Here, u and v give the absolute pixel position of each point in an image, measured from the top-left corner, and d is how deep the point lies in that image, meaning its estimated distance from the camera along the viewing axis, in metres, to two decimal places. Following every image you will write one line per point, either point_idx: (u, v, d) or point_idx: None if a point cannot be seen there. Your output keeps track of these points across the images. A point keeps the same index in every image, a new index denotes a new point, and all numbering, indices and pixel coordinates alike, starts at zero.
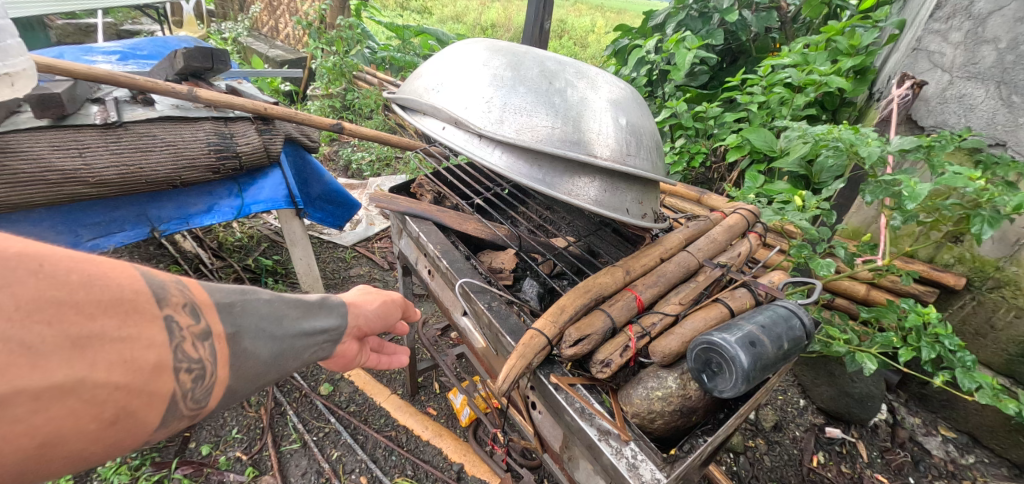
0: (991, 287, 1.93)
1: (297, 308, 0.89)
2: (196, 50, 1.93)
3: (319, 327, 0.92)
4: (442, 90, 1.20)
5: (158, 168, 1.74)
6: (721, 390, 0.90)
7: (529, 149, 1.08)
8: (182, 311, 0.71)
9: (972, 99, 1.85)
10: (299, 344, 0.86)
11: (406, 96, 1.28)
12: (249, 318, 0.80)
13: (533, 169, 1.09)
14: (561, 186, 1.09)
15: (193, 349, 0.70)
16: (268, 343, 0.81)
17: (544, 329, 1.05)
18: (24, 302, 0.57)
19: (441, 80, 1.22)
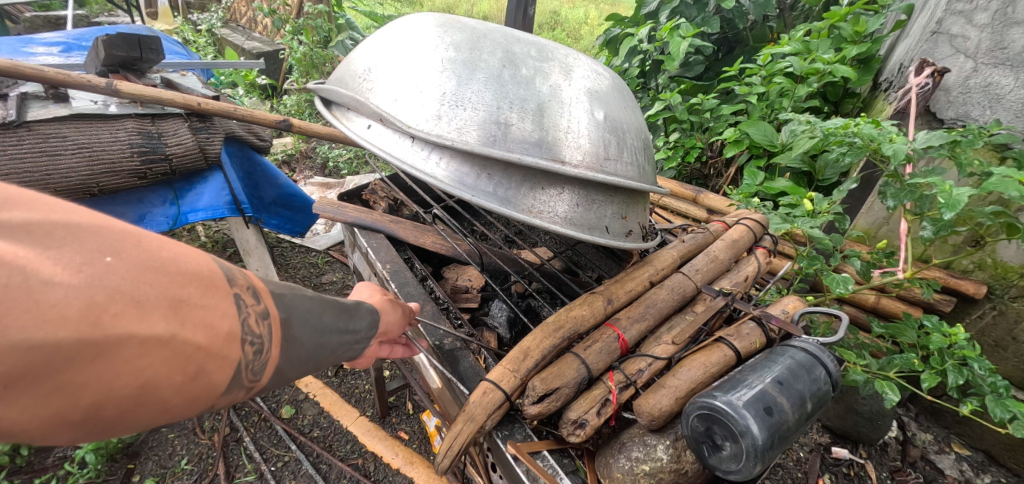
0: (1014, 296, 1.72)
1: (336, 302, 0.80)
2: (119, 37, 1.69)
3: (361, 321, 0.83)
4: (372, 80, 0.99)
5: (70, 174, 1.49)
6: (726, 470, 0.69)
7: (472, 154, 0.87)
8: (250, 289, 0.63)
9: (998, 89, 1.63)
10: (344, 334, 0.78)
11: (333, 86, 1.07)
12: (299, 307, 0.72)
13: (478, 179, 0.88)
14: (515, 200, 0.88)
15: (258, 325, 0.62)
16: (316, 331, 0.73)
17: (501, 380, 0.83)
18: (125, 263, 0.51)
19: (372, 68, 1.01)
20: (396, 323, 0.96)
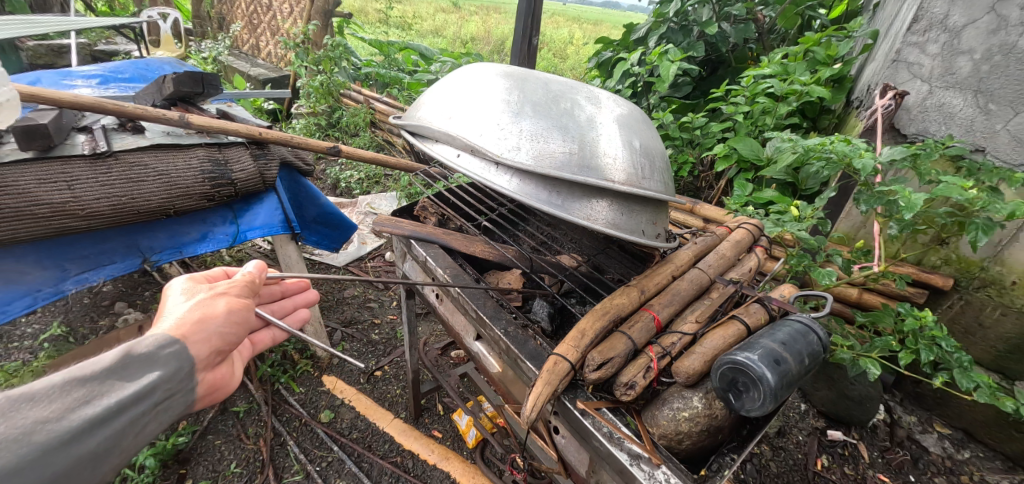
0: (977, 287, 1.98)
1: (79, 390, 0.77)
2: (185, 75, 1.89)
3: (139, 395, 0.82)
4: (456, 117, 1.21)
5: (150, 198, 1.68)
6: (747, 409, 0.91)
7: (549, 176, 1.09)
8: None
9: (951, 107, 1.90)
10: (118, 422, 0.79)
11: (416, 123, 1.29)
12: (25, 432, 0.70)
13: (552, 195, 1.11)
14: (582, 212, 1.11)
15: None
16: (79, 443, 0.74)
17: (566, 354, 1.05)
18: None
19: (454, 107, 1.23)
20: (230, 337, 1.00)
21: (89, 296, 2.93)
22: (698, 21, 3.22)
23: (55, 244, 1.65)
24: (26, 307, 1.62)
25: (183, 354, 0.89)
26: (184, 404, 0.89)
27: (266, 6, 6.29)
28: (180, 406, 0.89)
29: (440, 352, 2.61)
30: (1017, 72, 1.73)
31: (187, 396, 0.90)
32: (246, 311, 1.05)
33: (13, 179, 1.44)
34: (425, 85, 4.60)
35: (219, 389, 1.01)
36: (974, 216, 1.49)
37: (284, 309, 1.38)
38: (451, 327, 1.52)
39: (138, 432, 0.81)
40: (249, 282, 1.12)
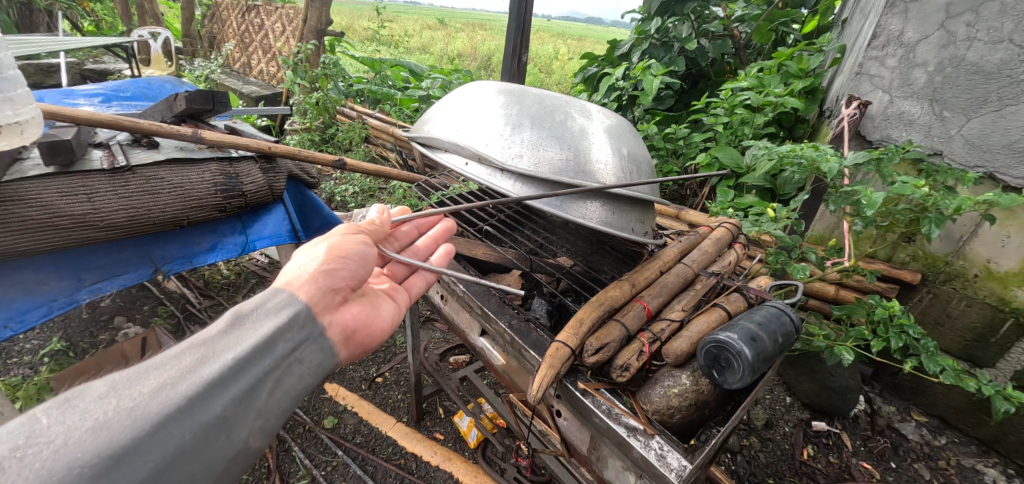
0: (943, 280, 2.05)
1: (201, 353, 0.79)
2: (197, 93, 1.99)
3: (257, 353, 0.82)
4: (464, 130, 1.36)
5: (166, 209, 1.78)
6: (729, 383, 1.03)
7: (548, 180, 1.24)
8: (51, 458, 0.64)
9: (910, 115, 2.01)
10: (243, 380, 0.79)
11: (429, 137, 1.44)
12: (147, 401, 0.72)
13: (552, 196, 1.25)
14: (578, 212, 1.25)
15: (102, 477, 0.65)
16: (212, 401, 0.75)
17: (567, 341, 1.16)
18: None
19: (461, 122, 1.39)
20: (337, 276, 1.02)
21: (88, 310, 2.81)
22: (678, 37, 3.39)
23: (73, 256, 1.73)
24: (42, 316, 1.69)
25: (292, 303, 0.92)
26: (316, 351, 0.91)
27: (258, 26, 6.41)
28: (309, 360, 0.89)
29: (439, 357, 2.67)
30: (967, 82, 1.84)
31: (316, 342, 0.91)
32: (351, 250, 1.06)
33: (36, 192, 1.52)
34: (416, 101, 4.71)
35: (357, 330, 1.03)
36: (928, 212, 1.65)
37: (430, 246, 1.37)
38: (456, 325, 1.66)
39: (270, 391, 0.82)
40: (370, 225, 1.16)
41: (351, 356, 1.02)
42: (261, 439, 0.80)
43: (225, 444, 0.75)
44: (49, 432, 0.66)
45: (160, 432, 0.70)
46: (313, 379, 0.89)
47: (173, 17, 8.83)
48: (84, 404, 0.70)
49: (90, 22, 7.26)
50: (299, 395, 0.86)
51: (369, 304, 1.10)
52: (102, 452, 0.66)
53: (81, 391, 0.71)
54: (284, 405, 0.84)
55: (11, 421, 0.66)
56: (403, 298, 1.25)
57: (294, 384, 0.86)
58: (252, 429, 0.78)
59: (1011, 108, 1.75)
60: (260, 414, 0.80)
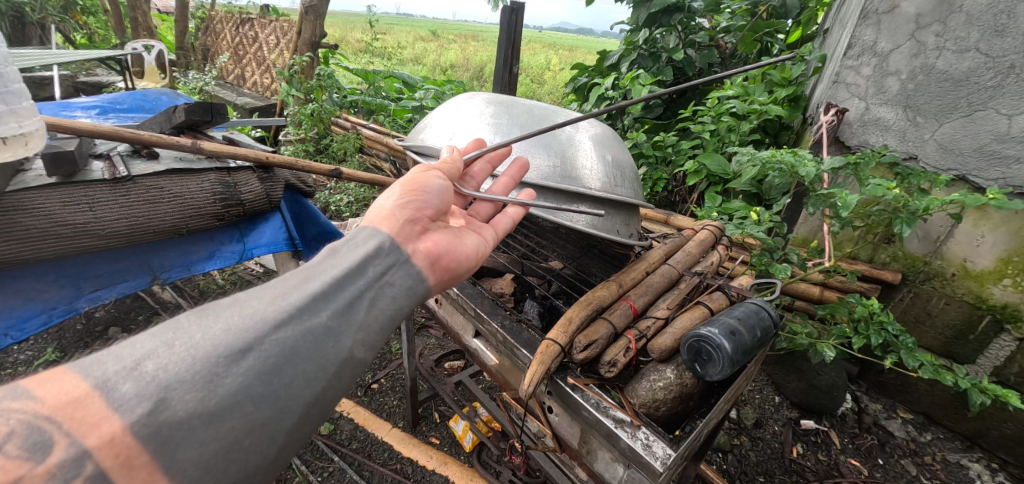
0: (923, 280, 2.09)
1: (305, 274, 0.87)
2: (196, 104, 2.04)
3: (352, 273, 0.88)
4: (456, 141, 1.46)
5: (165, 218, 1.85)
6: (710, 375, 1.08)
7: (536, 186, 1.34)
8: (185, 352, 0.71)
9: (886, 121, 2.06)
10: (343, 295, 0.85)
11: (423, 146, 1.54)
12: (262, 310, 0.78)
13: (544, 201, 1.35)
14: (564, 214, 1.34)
15: (228, 373, 0.71)
16: (319, 311, 0.81)
17: (557, 338, 1.20)
18: (50, 413, 0.61)
19: (454, 133, 1.49)
20: (414, 207, 1.06)
21: (83, 321, 2.80)
22: (665, 48, 3.48)
23: (75, 265, 1.77)
24: (42, 324, 1.75)
25: (376, 232, 0.97)
26: (404, 275, 0.95)
27: (252, 38, 6.48)
28: (399, 283, 0.93)
29: (435, 363, 2.70)
30: (938, 89, 1.89)
31: (403, 266, 0.95)
32: (423, 184, 1.10)
33: (40, 202, 1.58)
34: (410, 111, 4.76)
35: (441, 256, 1.06)
36: (900, 212, 1.73)
37: (508, 184, 1.29)
38: (451, 328, 1.72)
39: (368, 307, 0.87)
40: (442, 163, 1.19)
41: (441, 281, 1.06)
42: (365, 350, 0.84)
43: (333, 350, 0.80)
44: (189, 330, 0.74)
45: (278, 332, 0.76)
46: (406, 301, 0.93)
47: (166, 30, 8.89)
48: (215, 310, 0.78)
49: (82, 34, 7.29)
50: (394, 315, 0.90)
51: (451, 234, 1.12)
52: (232, 346, 0.73)
53: (211, 301, 0.79)
54: (383, 322, 0.88)
55: (161, 323, 0.75)
56: (490, 233, 1.27)
57: (389, 303, 0.90)
58: (356, 339, 0.83)
59: (979, 113, 1.79)
60: (362, 328, 0.85)
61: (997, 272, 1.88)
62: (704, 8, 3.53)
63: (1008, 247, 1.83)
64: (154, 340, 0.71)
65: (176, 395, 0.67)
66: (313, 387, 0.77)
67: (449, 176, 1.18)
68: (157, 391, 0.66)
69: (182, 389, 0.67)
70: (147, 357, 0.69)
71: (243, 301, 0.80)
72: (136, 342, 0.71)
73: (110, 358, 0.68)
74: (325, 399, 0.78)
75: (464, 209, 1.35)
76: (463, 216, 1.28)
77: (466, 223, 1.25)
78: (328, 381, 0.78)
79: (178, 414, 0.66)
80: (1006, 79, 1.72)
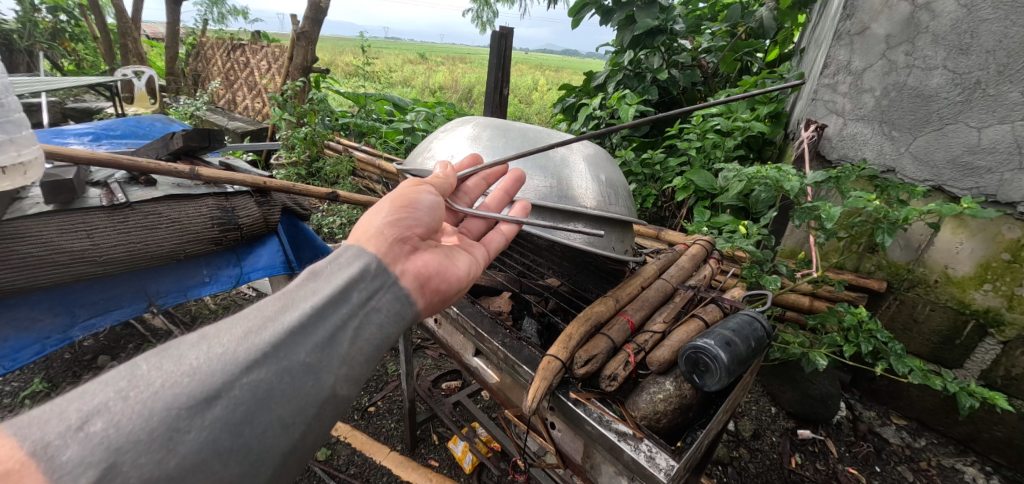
0: (908, 287, 2.14)
1: (282, 304, 0.88)
2: (195, 131, 2.07)
3: (334, 302, 0.90)
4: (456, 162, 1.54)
5: (163, 243, 1.89)
6: (708, 385, 1.11)
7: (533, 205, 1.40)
8: (135, 410, 0.69)
9: (862, 136, 2.11)
10: (322, 329, 0.86)
11: (422, 167, 1.59)
12: (232, 351, 0.79)
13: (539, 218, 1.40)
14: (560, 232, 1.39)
15: (195, 426, 0.71)
16: (296, 348, 0.82)
17: (558, 354, 1.23)
18: None
19: (455, 153, 1.57)
20: (404, 225, 1.09)
21: (70, 351, 2.73)
22: (650, 68, 3.59)
23: (68, 293, 1.76)
24: (35, 353, 1.72)
25: (361, 253, 0.99)
26: (391, 299, 0.98)
27: (244, 64, 6.55)
28: (384, 309, 0.96)
29: (432, 383, 2.68)
30: (910, 105, 1.96)
31: (389, 290, 0.98)
32: (414, 200, 1.13)
33: (38, 229, 1.62)
34: (401, 133, 4.81)
35: (430, 278, 1.09)
36: (882, 222, 1.79)
37: (502, 199, 1.36)
38: (451, 347, 1.75)
39: (351, 340, 0.89)
40: (434, 178, 1.23)
41: (430, 302, 1.10)
42: (347, 386, 0.86)
43: (313, 388, 0.82)
44: (147, 378, 0.74)
45: (249, 375, 0.77)
46: (390, 328, 0.96)
47: (156, 56, 8.92)
48: (178, 352, 0.78)
49: (70, 61, 7.28)
50: (377, 344, 0.93)
51: (442, 255, 1.16)
52: (198, 395, 0.73)
53: (174, 342, 0.79)
54: (366, 353, 0.91)
55: (116, 368, 0.74)
56: (481, 251, 1.31)
57: (374, 332, 0.93)
58: (338, 376, 0.85)
59: (950, 127, 1.88)
60: (344, 362, 0.87)
61: (977, 278, 1.95)
62: (685, 30, 3.66)
63: (986, 253, 1.91)
64: (106, 392, 0.71)
65: (129, 458, 0.66)
66: (290, 434, 0.79)
67: (440, 192, 1.21)
68: (106, 455, 0.65)
69: (135, 452, 0.67)
70: (96, 414, 0.68)
71: (213, 338, 0.80)
72: (86, 394, 0.70)
73: (54, 416, 0.67)
74: (303, 446, 0.80)
75: (455, 225, 1.40)
76: (455, 234, 1.33)
77: (458, 241, 1.29)
78: (306, 425, 0.80)
79: (130, 481, 0.65)
80: (973, 95, 1.81)
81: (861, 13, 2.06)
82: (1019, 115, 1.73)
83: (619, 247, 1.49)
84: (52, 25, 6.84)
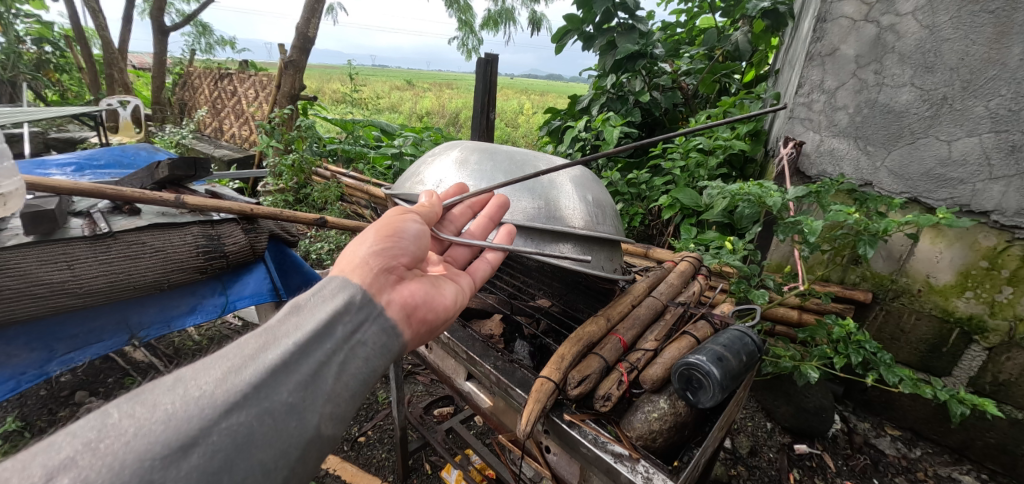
0: (893, 297, 2.17)
1: (263, 340, 0.87)
2: (181, 160, 2.06)
3: (318, 337, 0.89)
4: (444, 186, 1.56)
5: (147, 273, 1.86)
6: (702, 402, 1.10)
7: (521, 227, 1.42)
8: (104, 462, 0.67)
9: (839, 152, 2.17)
10: (305, 366, 0.86)
11: (409, 192, 1.61)
12: (211, 393, 0.78)
13: (526, 241, 1.42)
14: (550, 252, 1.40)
15: (169, 476, 0.70)
16: (278, 388, 0.82)
17: (550, 375, 1.23)
18: None
19: (442, 178, 1.59)
20: (389, 255, 1.08)
21: (46, 387, 2.63)
22: (632, 91, 3.67)
23: (47, 327, 1.72)
24: (9, 391, 1.65)
25: (347, 284, 0.99)
26: (377, 331, 0.97)
27: (231, 92, 6.57)
28: (371, 341, 0.96)
29: (424, 410, 2.62)
30: (882, 121, 2.03)
31: (375, 321, 0.98)
32: (398, 229, 1.13)
33: (16, 261, 1.58)
34: (389, 158, 4.83)
35: (417, 308, 1.09)
36: (863, 234, 1.83)
37: (486, 226, 1.37)
38: (443, 372, 1.73)
39: (335, 376, 0.88)
40: (419, 207, 1.23)
41: (417, 333, 1.09)
42: (332, 424, 0.86)
43: (297, 428, 0.81)
44: (120, 426, 0.72)
45: (229, 419, 0.76)
46: (377, 361, 0.95)
47: (142, 85, 8.90)
48: (152, 396, 0.77)
49: (55, 91, 7.24)
50: (364, 379, 0.92)
51: (428, 283, 1.15)
52: (173, 443, 0.72)
53: (149, 385, 0.78)
54: (352, 389, 0.90)
55: (86, 416, 0.72)
56: (467, 279, 1.31)
57: (360, 366, 0.92)
58: (322, 415, 0.85)
59: (922, 141, 1.94)
60: (329, 399, 0.86)
61: (958, 286, 1.99)
62: (664, 55, 3.78)
63: (965, 261, 1.95)
64: (74, 444, 0.69)
65: None
66: (273, 479, 0.78)
67: (426, 221, 1.22)
68: None
69: None
70: (62, 469, 0.66)
71: (192, 381, 0.80)
72: (53, 446, 0.68)
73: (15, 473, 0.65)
74: None
75: (441, 254, 1.40)
76: (441, 262, 1.33)
77: (444, 270, 1.28)
78: (290, 468, 0.80)
79: None
80: (941, 110, 1.89)
81: (830, 36, 2.15)
82: (986, 128, 1.80)
83: (607, 267, 1.50)
84: (36, 56, 6.81)
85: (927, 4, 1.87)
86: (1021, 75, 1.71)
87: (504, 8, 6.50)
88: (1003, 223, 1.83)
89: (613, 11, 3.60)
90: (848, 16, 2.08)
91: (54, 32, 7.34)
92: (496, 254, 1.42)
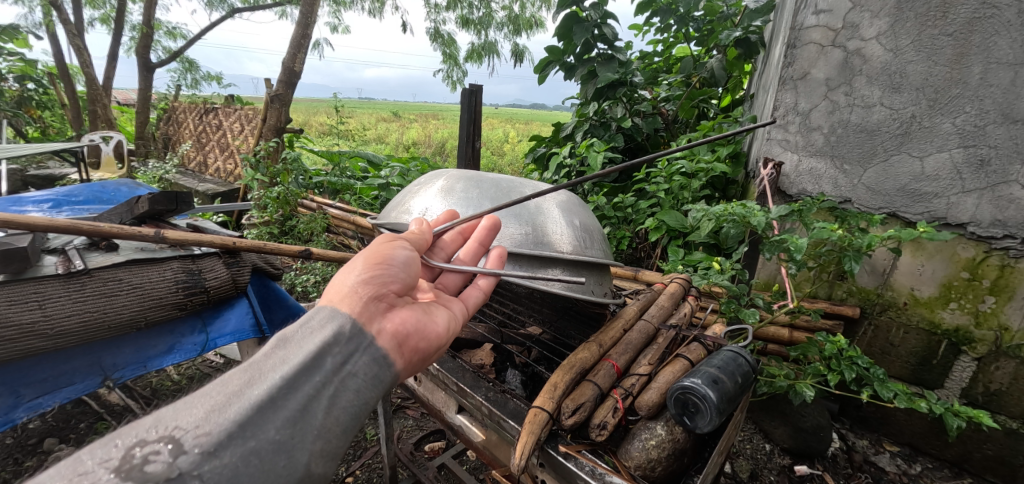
0: (880, 311, 2.18)
1: (248, 376, 0.83)
2: (160, 194, 2.01)
3: (306, 371, 0.86)
4: (429, 215, 1.56)
5: (123, 311, 1.79)
6: (699, 426, 1.09)
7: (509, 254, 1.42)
8: None
9: (817, 171, 2.21)
10: (293, 401, 0.82)
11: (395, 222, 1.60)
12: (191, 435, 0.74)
13: (516, 266, 1.40)
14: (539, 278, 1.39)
15: None
16: (265, 426, 0.79)
17: (544, 405, 1.20)
18: None
19: (428, 206, 1.59)
20: (379, 283, 1.05)
21: (12, 435, 2.47)
22: (614, 117, 3.71)
23: (13, 371, 1.64)
24: None
25: (336, 315, 0.96)
26: (368, 362, 0.94)
27: (216, 127, 6.58)
28: (362, 373, 0.92)
29: (414, 447, 2.52)
30: (856, 139, 2.09)
31: (366, 352, 0.94)
32: (388, 256, 1.10)
33: None
34: (375, 189, 4.82)
35: (408, 337, 1.05)
36: (847, 250, 1.85)
37: (476, 251, 1.35)
38: (432, 405, 1.67)
39: (325, 410, 0.85)
40: (408, 234, 1.21)
41: (408, 362, 1.05)
42: (323, 462, 0.82)
43: (285, 468, 0.78)
44: (93, 473, 0.68)
45: (212, 460, 0.73)
46: (368, 393, 0.91)
47: (126, 121, 8.89)
48: (128, 441, 0.73)
49: (36, 128, 7.16)
50: (354, 413, 0.89)
51: (420, 311, 1.12)
52: None
53: (126, 428, 0.74)
54: (343, 424, 0.87)
55: (56, 465, 0.68)
56: (459, 306, 1.28)
57: (351, 400, 0.89)
58: (313, 452, 0.81)
59: (895, 157, 2.00)
60: (319, 435, 0.83)
61: (942, 297, 2.01)
62: (643, 83, 3.89)
63: (946, 273, 1.98)
64: None
65: None
66: None
67: (415, 247, 1.20)
68: None
69: None
70: None
71: (174, 421, 0.76)
72: None
73: None
74: None
75: (433, 281, 1.37)
76: (432, 290, 1.30)
77: (435, 297, 1.25)
78: None
79: None
80: (911, 128, 1.96)
81: (800, 60, 2.21)
82: (954, 144, 1.87)
83: (597, 291, 1.49)
84: (18, 93, 6.79)
85: (888, 29, 1.97)
86: (982, 93, 1.80)
87: (487, 42, 6.69)
88: (980, 234, 1.88)
89: (593, 42, 3.73)
90: (816, 42, 2.16)
91: (38, 70, 7.33)
92: (488, 281, 1.39)
